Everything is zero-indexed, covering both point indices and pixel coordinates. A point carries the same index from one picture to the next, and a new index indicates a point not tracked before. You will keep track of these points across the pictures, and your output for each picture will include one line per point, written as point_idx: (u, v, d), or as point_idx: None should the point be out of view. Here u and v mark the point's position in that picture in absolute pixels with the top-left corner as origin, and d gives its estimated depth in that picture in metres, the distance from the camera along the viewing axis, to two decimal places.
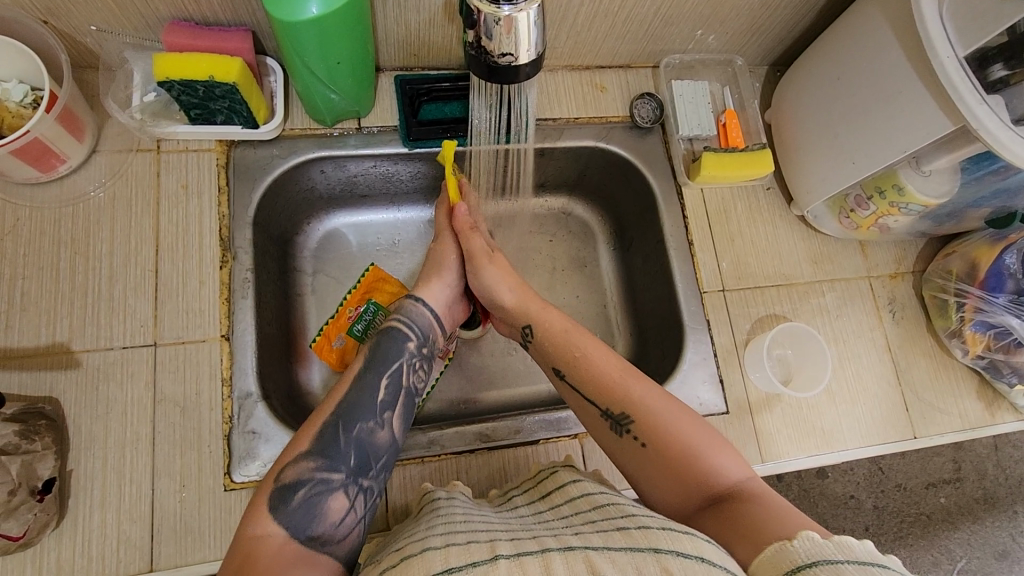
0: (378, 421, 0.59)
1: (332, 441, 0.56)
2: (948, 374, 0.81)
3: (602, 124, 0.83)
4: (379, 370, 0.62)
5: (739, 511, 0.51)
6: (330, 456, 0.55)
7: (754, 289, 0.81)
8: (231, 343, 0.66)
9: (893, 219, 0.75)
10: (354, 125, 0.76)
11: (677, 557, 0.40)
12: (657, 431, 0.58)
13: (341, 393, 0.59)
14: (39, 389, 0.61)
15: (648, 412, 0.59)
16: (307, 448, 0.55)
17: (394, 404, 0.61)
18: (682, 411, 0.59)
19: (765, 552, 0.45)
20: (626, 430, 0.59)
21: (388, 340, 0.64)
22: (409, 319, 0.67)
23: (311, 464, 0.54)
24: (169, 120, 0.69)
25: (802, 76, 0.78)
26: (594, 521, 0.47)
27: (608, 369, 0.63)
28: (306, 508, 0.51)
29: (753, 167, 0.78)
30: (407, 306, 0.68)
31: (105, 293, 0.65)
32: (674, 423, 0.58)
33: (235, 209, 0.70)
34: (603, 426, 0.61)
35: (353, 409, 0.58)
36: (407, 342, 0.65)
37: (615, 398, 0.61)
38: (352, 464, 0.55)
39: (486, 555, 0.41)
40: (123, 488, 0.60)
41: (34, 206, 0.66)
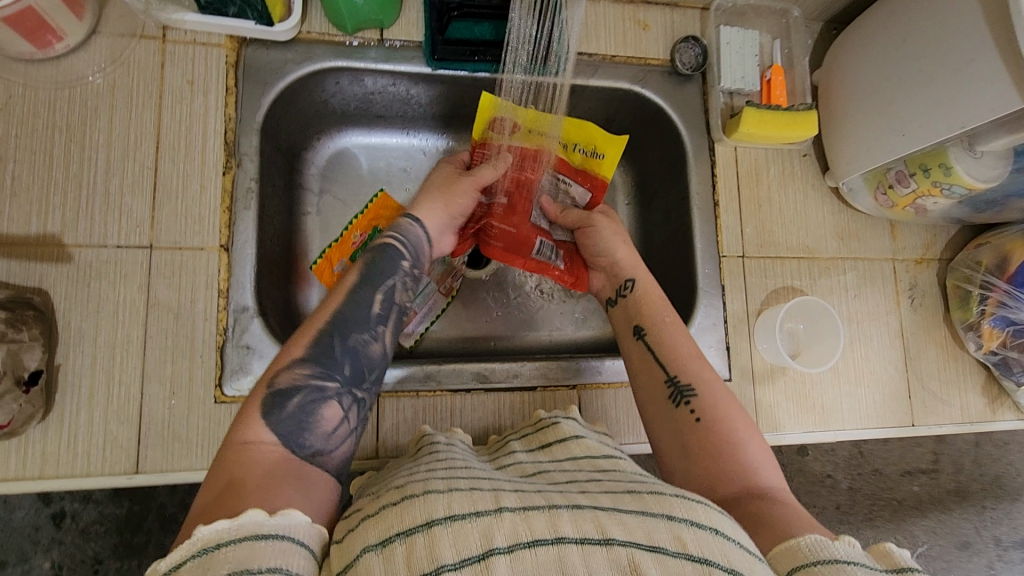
0: (372, 334, 0.57)
1: (328, 350, 0.53)
2: (957, 366, 0.80)
3: (640, 65, 0.78)
4: (374, 286, 0.59)
5: (768, 509, 0.48)
6: (326, 365, 0.53)
7: (774, 258, 0.78)
8: (230, 254, 0.63)
9: (933, 201, 0.71)
10: (375, 36, 0.71)
11: (690, 528, 0.38)
12: (717, 413, 0.57)
13: (334, 305, 0.56)
14: (28, 280, 0.59)
15: (714, 394, 0.58)
16: (301, 356, 0.52)
17: (386, 319, 0.59)
18: (740, 410, 0.58)
19: (792, 545, 0.43)
20: (684, 401, 0.58)
21: (382, 257, 0.61)
22: (402, 234, 0.63)
23: (306, 370, 0.52)
24: (177, 8, 0.64)
25: (862, 34, 0.72)
26: (601, 482, 0.44)
27: (686, 347, 0.62)
28: (300, 415, 0.49)
29: (797, 129, 0.73)
30: (401, 222, 0.64)
31: (101, 187, 0.61)
32: (731, 415, 0.57)
33: (243, 113, 0.65)
34: (660, 390, 0.60)
35: (348, 319, 0.56)
36: (402, 261, 0.62)
37: (685, 369, 0.60)
38: (347, 374, 0.54)
39: (489, 505, 0.38)
40: (112, 389, 0.59)
41: (28, 84, 0.61)
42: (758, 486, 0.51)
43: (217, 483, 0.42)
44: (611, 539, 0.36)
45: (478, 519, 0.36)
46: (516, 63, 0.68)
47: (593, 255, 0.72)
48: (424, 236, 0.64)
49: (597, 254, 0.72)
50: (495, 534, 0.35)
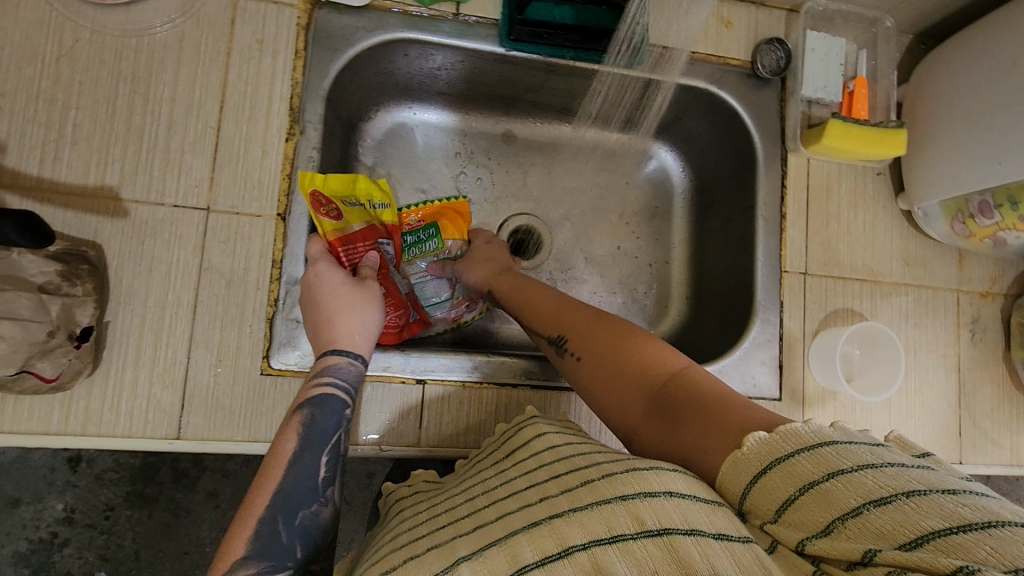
0: (320, 501, 0.53)
1: (274, 538, 0.49)
2: (1010, 406, 0.77)
3: (719, 64, 0.74)
4: (318, 448, 0.55)
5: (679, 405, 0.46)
6: (274, 555, 0.48)
7: (837, 278, 0.75)
8: (286, 224, 0.61)
9: (1015, 235, 0.68)
10: (452, 10, 0.67)
11: (645, 502, 0.34)
12: (590, 340, 0.56)
13: (271, 484, 0.51)
14: (82, 232, 0.57)
15: (580, 325, 0.58)
16: (243, 552, 0.48)
17: (334, 479, 0.55)
18: (611, 321, 0.57)
19: (725, 448, 0.39)
20: (566, 350, 0.58)
21: (319, 412, 0.56)
22: (337, 379, 0.58)
23: (252, 567, 0.47)
24: None
25: (965, 54, 0.68)
26: (558, 478, 0.41)
27: (543, 296, 0.64)
28: None
29: (882, 146, 0.69)
30: (331, 363, 0.58)
31: (162, 142, 0.59)
32: (604, 335, 0.56)
33: (310, 79, 0.63)
34: (552, 356, 0.60)
35: (292, 497, 0.51)
36: (344, 410, 0.57)
37: (552, 321, 0.61)
38: (299, 554, 0.50)
39: (446, 562, 0.36)
40: (159, 351, 0.58)
41: (94, 28, 0.59)
42: (661, 379, 0.49)
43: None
44: (570, 547, 0.33)
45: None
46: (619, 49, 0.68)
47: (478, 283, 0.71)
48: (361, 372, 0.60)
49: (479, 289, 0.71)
50: None
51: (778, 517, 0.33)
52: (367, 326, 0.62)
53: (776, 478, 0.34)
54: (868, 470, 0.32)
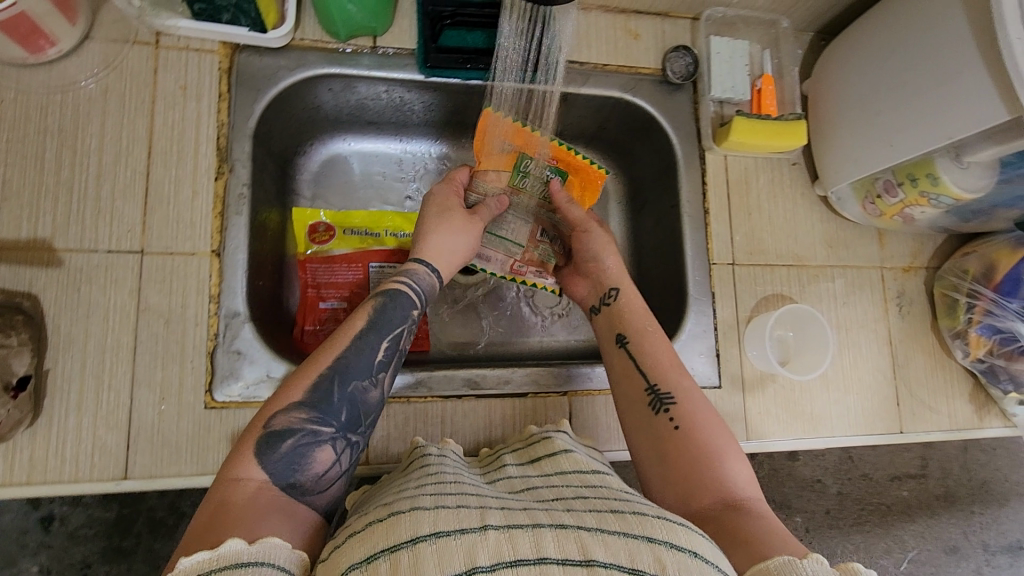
0: (372, 380, 0.56)
1: (326, 395, 0.53)
2: (944, 373, 0.81)
3: (631, 74, 0.78)
4: (380, 332, 0.58)
5: (740, 521, 0.49)
6: (322, 410, 0.52)
7: (764, 265, 0.78)
8: (221, 260, 0.63)
9: (920, 210, 0.71)
10: (369, 43, 0.71)
11: (671, 551, 0.37)
12: (695, 422, 0.58)
13: (339, 349, 0.56)
14: (17, 284, 0.59)
15: (691, 401, 0.59)
16: (298, 399, 0.52)
17: (389, 366, 0.58)
18: (717, 416, 0.59)
19: (766, 560, 0.43)
20: (664, 410, 0.59)
21: (391, 302, 0.60)
22: (413, 282, 0.63)
23: (302, 415, 0.51)
24: (171, 13, 0.64)
25: (851, 46, 0.73)
26: (585, 500, 0.43)
27: (668, 353, 0.63)
28: (292, 457, 0.49)
29: (788, 137, 0.74)
30: (414, 268, 0.64)
31: (92, 192, 0.61)
32: (707, 426, 0.57)
33: (235, 119, 0.66)
34: (641, 400, 0.61)
35: (351, 366, 0.55)
36: (411, 308, 0.61)
37: (664, 376, 0.61)
38: (343, 419, 0.53)
39: (475, 523, 0.38)
40: (101, 395, 0.59)
41: (20, 89, 0.61)
42: (733, 495, 0.52)
43: (208, 508, 0.44)
44: (592, 560, 0.35)
45: (461, 537, 0.36)
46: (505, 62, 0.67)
47: (583, 259, 0.73)
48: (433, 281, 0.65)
49: (586, 258, 0.73)
50: (478, 554, 0.35)
51: None
52: (455, 250, 0.67)
53: None
54: None
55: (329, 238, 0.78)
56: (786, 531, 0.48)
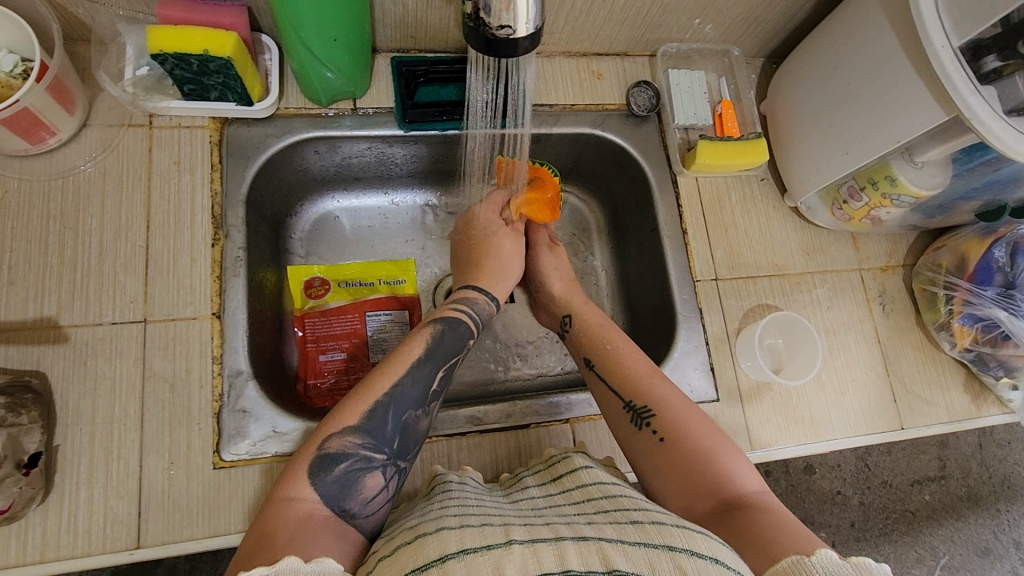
0: (425, 411, 0.58)
1: (381, 420, 0.55)
2: (936, 366, 0.82)
3: (598, 110, 0.83)
4: (436, 361, 0.61)
5: (745, 517, 0.50)
6: (376, 437, 0.54)
7: (746, 278, 0.81)
8: (221, 321, 0.65)
9: (885, 211, 0.75)
10: (349, 106, 0.75)
11: (691, 558, 0.38)
12: (679, 429, 0.59)
13: (393, 378, 0.58)
14: (25, 363, 0.60)
15: (671, 410, 0.61)
16: (354, 424, 0.54)
17: (441, 396, 0.60)
18: (700, 416, 0.61)
19: (776, 560, 0.44)
20: (646, 423, 0.61)
21: (449, 331, 0.64)
22: (472, 309, 0.69)
23: (357, 439, 0.53)
24: (162, 96, 0.68)
25: (797, 68, 0.78)
26: (607, 512, 0.44)
27: (637, 366, 0.66)
28: (344, 480, 0.51)
29: (747, 156, 0.78)
30: (474, 295, 0.70)
31: (95, 268, 0.64)
32: (696, 427, 0.59)
33: (228, 188, 0.69)
34: (623, 419, 0.63)
35: (405, 395, 0.57)
36: (467, 337, 0.66)
37: (641, 390, 0.63)
38: (394, 448, 0.55)
39: (500, 539, 0.39)
40: (111, 465, 0.60)
41: (24, 179, 0.65)
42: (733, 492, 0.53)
43: (254, 534, 0.46)
44: (614, 570, 0.36)
45: (489, 552, 0.37)
46: (476, 115, 0.69)
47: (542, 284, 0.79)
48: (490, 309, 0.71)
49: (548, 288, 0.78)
50: (506, 565, 0.36)
51: None
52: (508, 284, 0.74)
53: None
54: None
55: (325, 292, 0.82)
56: (793, 522, 0.49)
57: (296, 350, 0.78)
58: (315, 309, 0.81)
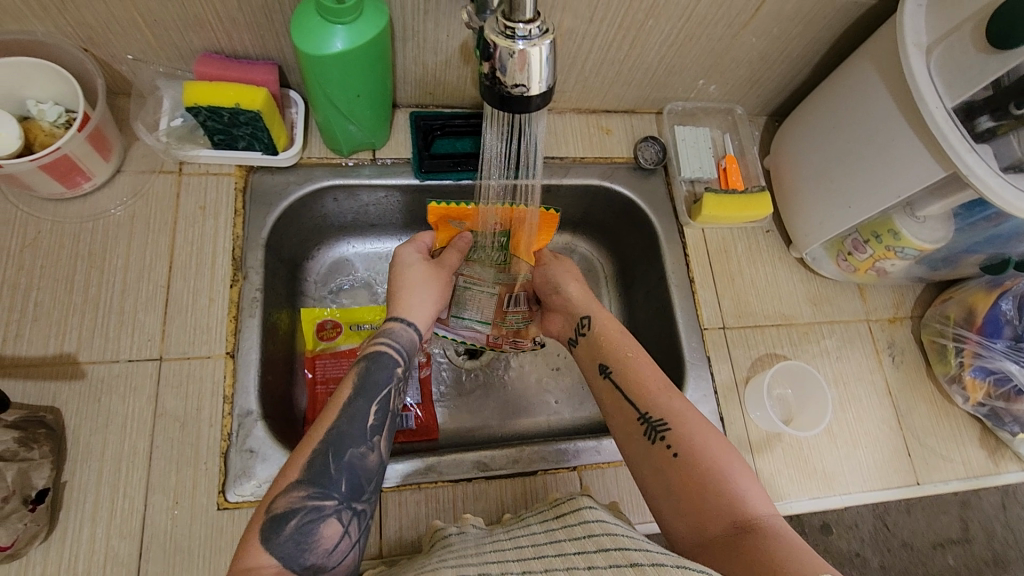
0: (368, 445, 0.58)
1: (323, 470, 0.55)
2: (950, 420, 0.81)
3: (607, 163, 0.86)
4: (369, 397, 0.60)
5: (758, 546, 0.50)
6: (320, 484, 0.54)
7: (753, 327, 0.81)
8: (235, 361, 0.67)
9: (890, 263, 0.76)
10: (369, 156, 0.79)
11: None
12: (693, 444, 0.59)
13: (326, 422, 0.58)
14: (42, 399, 0.61)
15: (684, 423, 0.60)
16: (296, 478, 0.54)
17: (382, 428, 0.60)
18: (715, 431, 0.60)
19: None
20: (660, 437, 0.60)
21: (373, 366, 0.63)
22: (392, 340, 0.66)
23: (301, 493, 0.53)
24: (192, 145, 0.72)
25: (797, 126, 0.81)
26: (608, 553, 0.43)
27: (652, 377, 0.65)
28: (298, 537, 0.51)
29: (752, 209, 0.81)
30: (392, 327, 0.67)
31: (117, 306, 0.66)
32: (708, 443, 0.59)
33: (249, 231, 0.72)
34: (636, 430, 0.62)
35: (344, 435, 0.57)
36: (394, 367, 0.64)
37: (656, 404, 0.62)
38: (344, 490, 0.55)
39: None
40: (116, 503, 0.60)
41: (56, 220, 0.68)
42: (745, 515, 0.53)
43: None
44: None
45: None
46: (490, 165, 0.67)
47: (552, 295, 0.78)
48: (412, 337, 0.68)
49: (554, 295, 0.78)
50: None
51: None
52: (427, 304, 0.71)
53: None
54: None
55: (337, 334, 0.82)
56: (803, 549, 0.49)
57: (305, 393, 0.79)
58: (325, 350, 0.81)
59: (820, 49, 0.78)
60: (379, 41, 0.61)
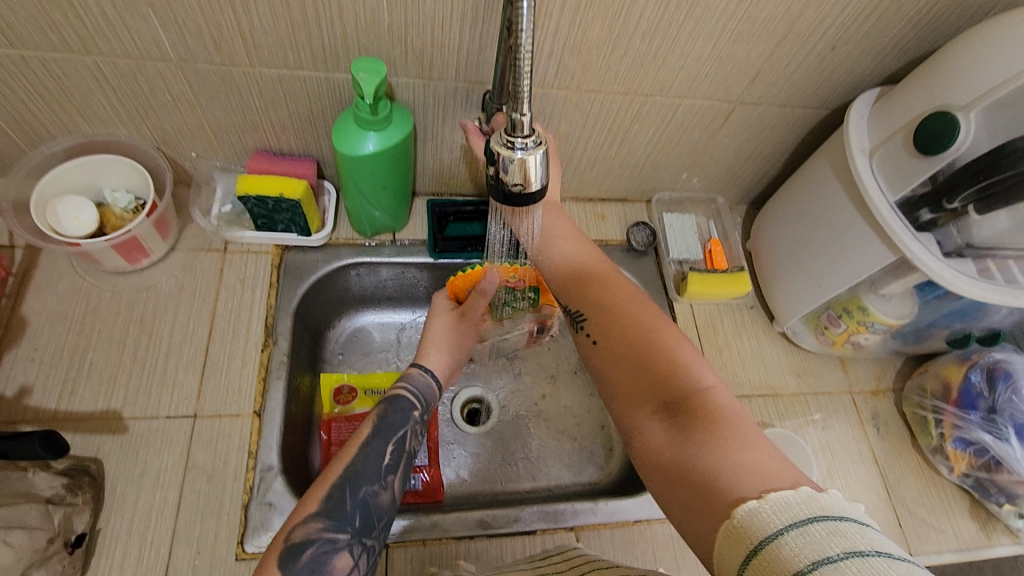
0: (382, 484, 0.63)
1: (339, 504, 0.60)
2: (938, 490, 0.84)
3: (603, 245, 0.96)
4: (386, 438, 0.66)
5: (686, 423, 0.56)
6: (336, 517, 0.59)
7: (742, 396, 0.87)
8: (261, 419, 0.73)
9: (863, 337, 0.82)
10: (389, 237, 0.89)
11: None
12: (623, 332, 0.65)
13: (346, 460, 0.63)
14: (87, 451, 0.68)
15: (615, 316, 0.67)
16: (314, 510, 0.59)
17: (396, 468, 0.65)
18: (647, 315, 0.66)
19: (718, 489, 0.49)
20: (592, 331, 0.68)
21: (392, 407, 0.70)
22: (410, 383, 0.73)
23: (319, 524, 0.58)
24: (238, 227, 0.82)
25: (772, 214, 0.91)
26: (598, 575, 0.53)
27: (586, 268, 0.73)
28: (312, 565, 0.55)
29: (732, 286, 0.90)
30: (412, 372, 0.74)
31: (160, 367, 0.74)
32: (640, 329, 0.65)
33: (281, 302, 0.81)
34: (576, 330, 0.70)
35: (361, 472, 0.62)
36: (412, 410, 0.71)
37: (590, 303, 0.69)
38: (357, 526, 0.59)
39: None
40: (143, 551, 0.64)
41: (116, 290, 0.78)
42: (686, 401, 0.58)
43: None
44: None
45: None
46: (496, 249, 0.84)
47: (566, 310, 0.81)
48: (433, 380, 0.75)
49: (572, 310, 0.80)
50: None
51: (744, 568, 0.43)
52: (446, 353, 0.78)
53: (763, 560, 0.41)
54: (851, 558, 0.39)
55: (352, 398, 0.89)
56: (732, 425, 0.54)
57: (319, 453, 0.84)
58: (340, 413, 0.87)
59: (787, 149, 0.89)
60: (404, 144, 0.72)
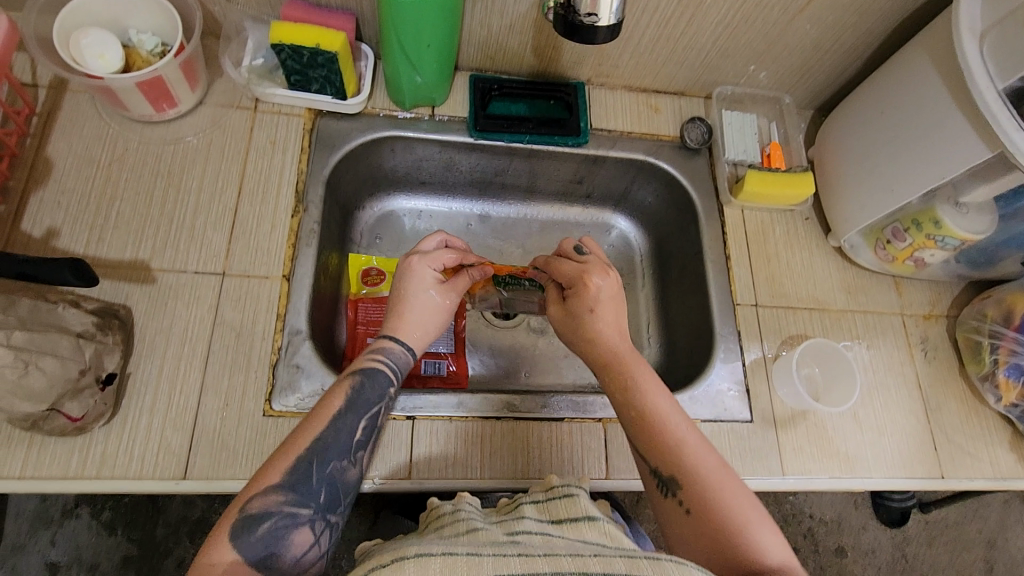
0: (351, 460, 0.56)
1: (304, 478, 0.53)
2: (980, 419, 0.81)
3: (654, 139, 0.89)
4: (359, 413, 0.58)
5: None
6: (299, 491, 0.52)
7: (786, 308, 0.83)
8: (290, 283, 0.71)
9: (930, 253, 0.76)
10: (428, 111, 0.83)
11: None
12: (705, 498, 0.54)
13: (315, 428, 0.56)
14: (116, 297, 0.67)
15: (698, 476, 0.55)
16: (275, 482, 0.52)
17: (368, 443, 0.58)
18: (734, 480, 0.56)
19: None
20: (672, 492, 0.56)
21: (368, 381, 0.60)
22: (388, 360, 0.62)
23: (278, 497, 0.52)
24: (270, 84, 0.77)
25: (845, 115, 0.83)
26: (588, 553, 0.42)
27: (664, 403, 0.60)
28: (267, 541, 0.50)
29: (793, 187, 0.83)
30: (386, 346, 0.63)
31: (189, 223, 0.71)
32: (725, 493, 0.54)
33: (313, 168, 0.77)
34: (650, 483, 0.58)
35: (329, 446, 0.55)
36: (388, 388, 0.61)
37: (669, 455, 0.57)
38: (321, 500, 0.53)
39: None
40: (172, 398, 0.64)
41: (143, 141, 0.74)
42: None
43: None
44: None
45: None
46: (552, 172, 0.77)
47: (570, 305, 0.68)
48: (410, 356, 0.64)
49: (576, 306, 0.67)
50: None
51: None
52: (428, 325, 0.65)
53: None
54: None
55: (381, 281, 0.85)
56: None
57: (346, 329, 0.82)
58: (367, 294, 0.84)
59: (874, 40, 0.80)
60: None
